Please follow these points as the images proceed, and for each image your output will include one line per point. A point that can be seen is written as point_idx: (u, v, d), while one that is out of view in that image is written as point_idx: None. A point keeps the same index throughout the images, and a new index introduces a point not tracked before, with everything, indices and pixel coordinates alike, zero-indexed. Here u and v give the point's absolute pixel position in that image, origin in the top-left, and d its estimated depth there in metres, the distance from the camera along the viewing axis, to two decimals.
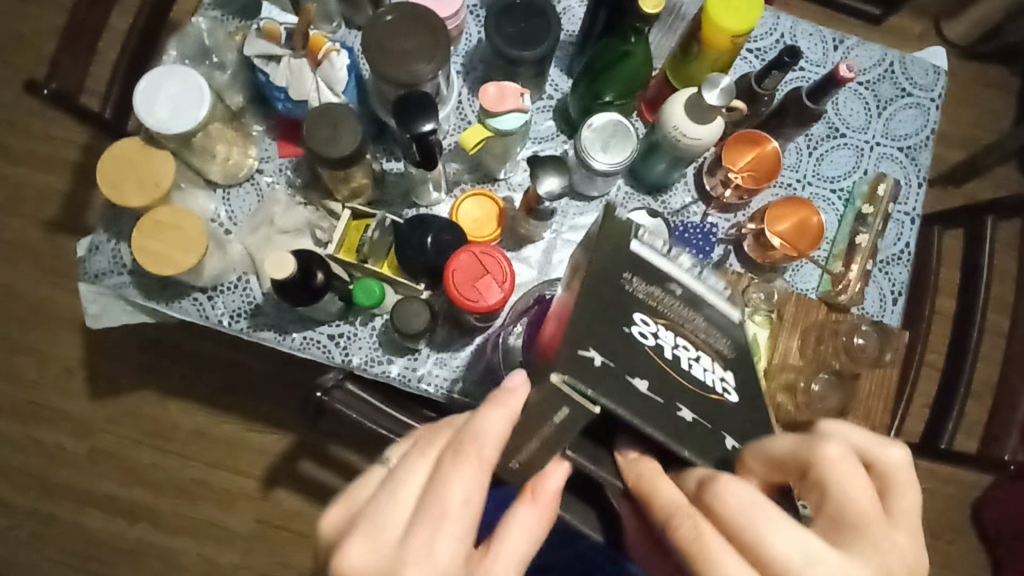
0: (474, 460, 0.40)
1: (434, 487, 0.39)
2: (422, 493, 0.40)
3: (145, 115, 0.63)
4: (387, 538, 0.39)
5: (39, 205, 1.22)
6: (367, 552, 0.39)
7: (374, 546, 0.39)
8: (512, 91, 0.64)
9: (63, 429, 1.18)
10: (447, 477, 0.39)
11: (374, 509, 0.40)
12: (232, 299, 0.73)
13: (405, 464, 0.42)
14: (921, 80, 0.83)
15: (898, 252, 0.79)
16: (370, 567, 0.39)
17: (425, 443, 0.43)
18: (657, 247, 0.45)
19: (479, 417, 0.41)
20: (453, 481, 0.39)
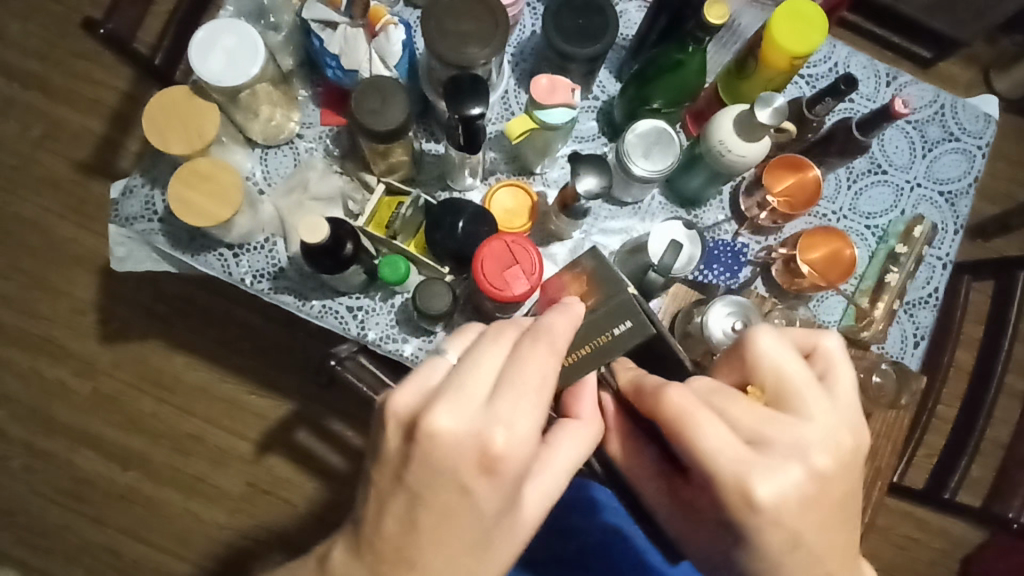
0: (552, 348, 0.45)
1: (520, 364, 0.43)
2: (504, 370, 0.43)
3: (198, 64, 0.63)
4: (473, 403, 0.42)
5: (72, 144, 1.23)
6: (462, 414, 0.41)
7: (465, 405, 0.42)
8: (564, 85, 0.64)
9: (69, 368, 1.19)
10: (528, 357, 0.44)
11: (459, 378, 0.43)
12: (257, 259, 0.74)
13: (481, 344, 0.45)
14: (970, 126, 0.82)
15: (926, 296, 0.78)
16: (459, 427, 0.41)
17: (493, 330, 0.46)
18: None
19: (548, 319, 0.46)
20: (536, 363, 0.44)
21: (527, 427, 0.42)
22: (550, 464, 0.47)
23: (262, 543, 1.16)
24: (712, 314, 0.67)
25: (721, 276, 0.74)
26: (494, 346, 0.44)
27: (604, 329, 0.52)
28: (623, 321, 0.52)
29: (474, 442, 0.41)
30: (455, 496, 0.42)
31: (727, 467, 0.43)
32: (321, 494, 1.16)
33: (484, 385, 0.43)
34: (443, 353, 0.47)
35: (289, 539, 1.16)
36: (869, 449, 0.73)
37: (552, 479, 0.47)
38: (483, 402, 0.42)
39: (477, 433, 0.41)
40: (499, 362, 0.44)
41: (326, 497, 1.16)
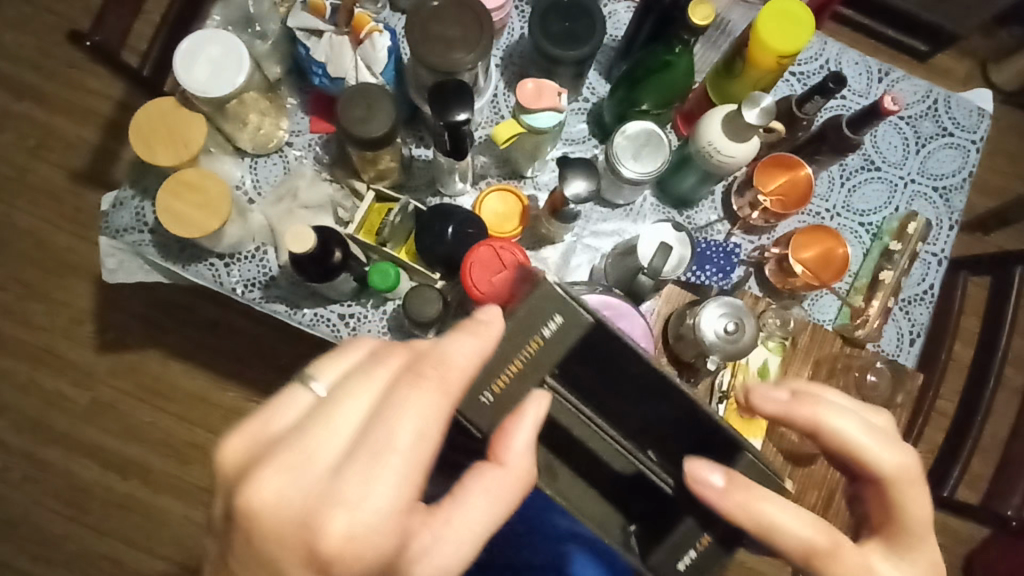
0: (431, 394, 0.39)
1: (389, 411, 0.38)
2: (368, 410, 0.39)
3: (183, 75, 0.63)
4: (319, 461, 0.37)
5: (69, 154, 1.23)
6: (292, 476, 0.37)
7: (302, 472, 0.37)
8: (551, 89, 0.64)
9: (68, 378, 1.20)
10: (398, 408, 0.38)
11: (315, 424, 0.38)
12: (248, 268, 0.74)
13: (354, 372, 0.40)
14: (964, 121, 0.81)
15: (921, 292, 0.78)
16: (285, 496, 0.37)
17: (378, 355, 0.41)
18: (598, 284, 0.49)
19: (445, 344, 0.40)
20: (405, 406, 0.38)
21: (376, 504, 0.36)
22: (457, 528, 0.39)
23: None
24: (705, 314, 0.67)
25: (713, 277, 0.74)
26: (371, 374, 0.40)
27: (536, 331, 0.45)
28: (556, 314, 0.45)
29: (313, 511, 0.36)
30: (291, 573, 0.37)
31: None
32: None
33: (338, 431, 0.38)
34: (310, 379, 0.41)
35: None
36: None
37: (454, 540, 0.39)
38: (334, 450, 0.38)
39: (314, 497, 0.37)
40: (371, 400, 0.39)
41: None
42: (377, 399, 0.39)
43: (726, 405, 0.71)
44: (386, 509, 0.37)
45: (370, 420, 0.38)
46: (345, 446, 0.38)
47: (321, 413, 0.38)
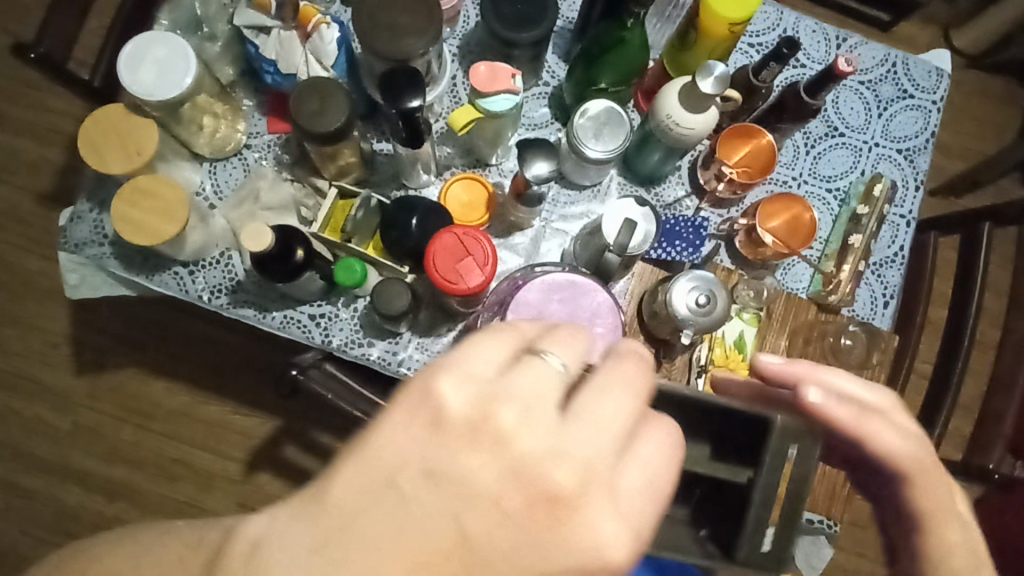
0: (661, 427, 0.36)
1: (630, 445, 0.35)
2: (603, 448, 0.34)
3: (129, 79, 0.62)
4: (547, 510, 0.33)
5: (33, 176, 1.21)
6: (505, 529, 0.32)
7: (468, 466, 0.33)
8: (505, 71, 0.63)
9: (47, 403, 1.17)
10: (640, 446, 0.35)
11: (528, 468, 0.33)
12: (214, 274, 0.72)
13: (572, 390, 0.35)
14: (923, 82, 0.82)
15: (891, 255, 0.78)
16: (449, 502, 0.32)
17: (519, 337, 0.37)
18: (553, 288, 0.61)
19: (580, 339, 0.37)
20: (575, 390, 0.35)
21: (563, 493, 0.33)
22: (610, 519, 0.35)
23: None
24: (676, 289, 0.67)
25: (683, 253, 0.73)
26: (599, 411, 0.34)
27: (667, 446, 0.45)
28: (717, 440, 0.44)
29: (522, 547, 0.32)
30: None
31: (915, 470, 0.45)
32: None
33: (579, 481, 0.33)
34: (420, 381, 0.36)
35: None
36: None
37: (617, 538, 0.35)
38: (591, 477, 0.33)
39: (539, 543, 0.32)
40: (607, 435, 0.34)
41: None
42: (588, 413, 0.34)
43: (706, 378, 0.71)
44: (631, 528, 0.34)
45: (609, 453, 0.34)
46: (584, 497, 0.33)
47: (526, 460, 0.33)
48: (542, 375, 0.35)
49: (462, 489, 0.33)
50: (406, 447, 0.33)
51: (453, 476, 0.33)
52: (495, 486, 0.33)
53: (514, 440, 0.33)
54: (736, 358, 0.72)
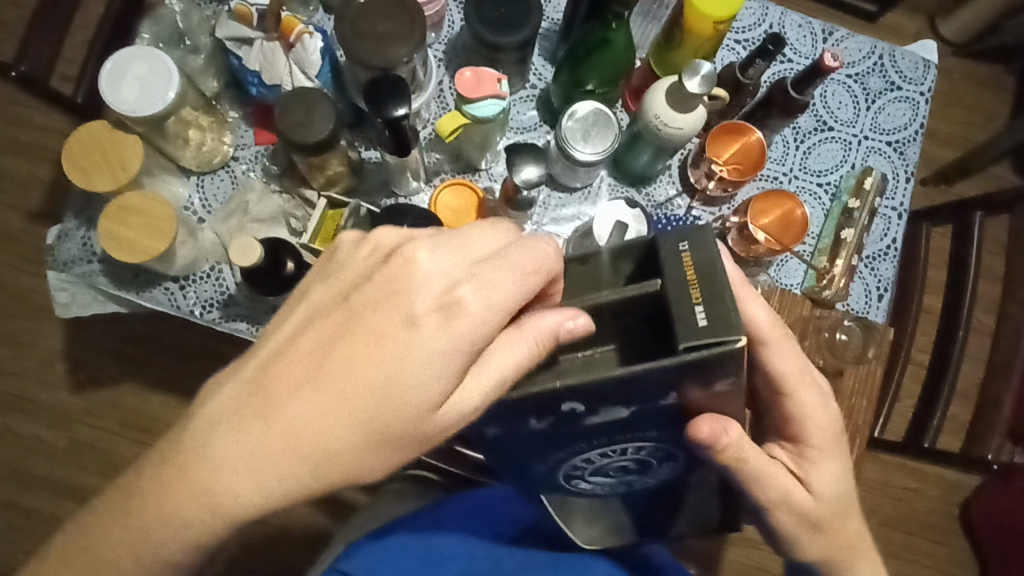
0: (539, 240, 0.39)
1: (503, 254, 0.38)
2: (469, 253, 0.38)
3: (111, 96, 0.62)
4: (419, 296, 0.37)
5: (21, 192, 1.20)
6: (378, 331, 0.37)
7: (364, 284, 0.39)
8: (490, 76, 0.63)
9: (43, 421, 1.17)
10: (512, 251, 0.38)
11: (403, 271, 0.38)
12: (205, 289, 0.72)
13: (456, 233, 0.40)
14: (910, 73, 0.82)
15: (884, 248, 0.78)
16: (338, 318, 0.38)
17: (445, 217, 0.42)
18: None
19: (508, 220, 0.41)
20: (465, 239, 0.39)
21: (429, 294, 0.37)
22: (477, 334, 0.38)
23: None
24: None
25: None
26: (477, 234, 0.39)
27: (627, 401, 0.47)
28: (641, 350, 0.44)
29: (400, 336, 0.37)
30: (370, 395, 0.36)
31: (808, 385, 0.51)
32: None
33: (445, 274, 0.38)
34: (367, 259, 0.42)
35: None
36: (845, 407, 0.73)
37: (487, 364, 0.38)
38: (456, 268, 0.38)
39: (412, 328, 0.37)
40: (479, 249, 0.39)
41: None
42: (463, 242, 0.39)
43: None
44: (496, 317, 0.37)
45: (478, 257, 0.38)
46: (449, 285, 0.37)
47: (401, 261, 0.38)
48: (426, 228, 0.40)
49: (354, 301, 0.39)
50: (317, 290, 0.40)
51: (352, 290, 0.39)
52: (377, 300, 0.38)
53: (393, 257, 0.39)
54: None
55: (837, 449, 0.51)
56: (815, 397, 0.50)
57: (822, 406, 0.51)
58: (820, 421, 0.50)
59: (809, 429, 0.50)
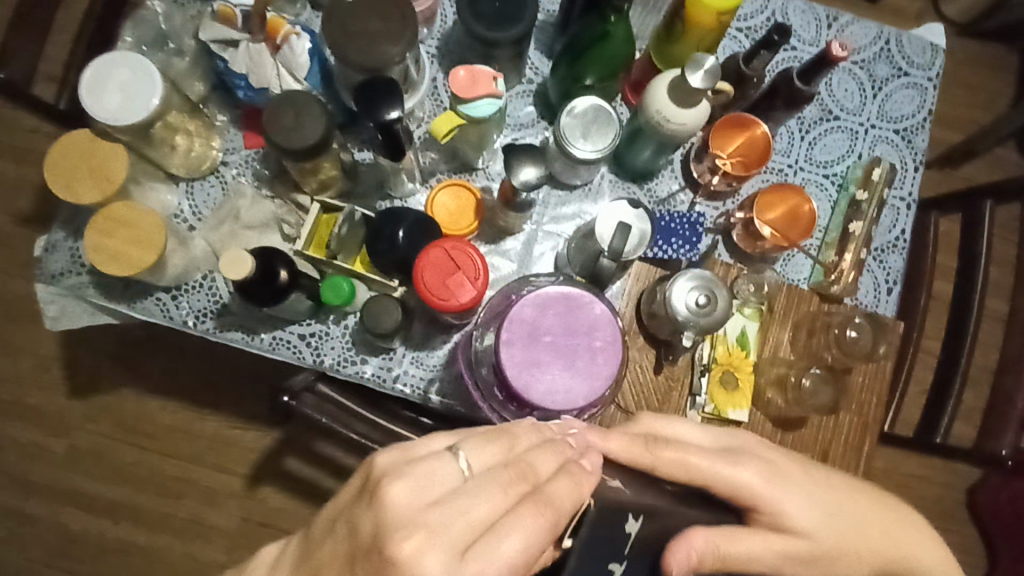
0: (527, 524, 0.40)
1: (490, 534, 0.40)
2: (458, 527, 0.39)
3: (93, 104, 0.60)
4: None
5: (11, 197, 1.17)
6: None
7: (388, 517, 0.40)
8: (485, 74, 0.61)
9: (42, 429, 1.15)
10: (498, 533, 0.40)
11: (387, 513, 0.40)
12: (198, 298, 0.70)
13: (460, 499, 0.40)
14: (917, 58, 0.79)
15: (893, 240, 0.76)
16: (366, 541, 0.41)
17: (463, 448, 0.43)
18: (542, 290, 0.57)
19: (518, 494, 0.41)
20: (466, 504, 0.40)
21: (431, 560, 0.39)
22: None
23: None
24: (675, 288, 0.65)
25: (680, 250, 0.71)
26: (468, 505, 0.40)
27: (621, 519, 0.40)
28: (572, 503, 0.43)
29: None
30: None
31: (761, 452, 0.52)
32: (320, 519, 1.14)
33: (438, 542, 0.39)
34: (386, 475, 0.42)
35: None
36: (855, 404, 0.71)
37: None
38: (444, 551, 0.39)
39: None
40: (473, 514, 0.40)
41: None
42: (468, 516, 0.40)
43: (709, 377, 0.70)
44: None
45: (466, 547, 0.39)
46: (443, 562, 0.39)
47: (394, 528, 0.40)
48: (437, 471, 0.41)
49: (361, 561, 0.40)
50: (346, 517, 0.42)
51: (362, 546, 0.41)
52: (379, 556, 0.39)
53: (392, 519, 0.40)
54: (738, 355, 0.71)
55: (807, 480, 0.52)
56: (725, 462, 0.49)
57: (740, 464, 0.50)
58: (747, 480, 0.50)
59: (748, 490, 0.49)
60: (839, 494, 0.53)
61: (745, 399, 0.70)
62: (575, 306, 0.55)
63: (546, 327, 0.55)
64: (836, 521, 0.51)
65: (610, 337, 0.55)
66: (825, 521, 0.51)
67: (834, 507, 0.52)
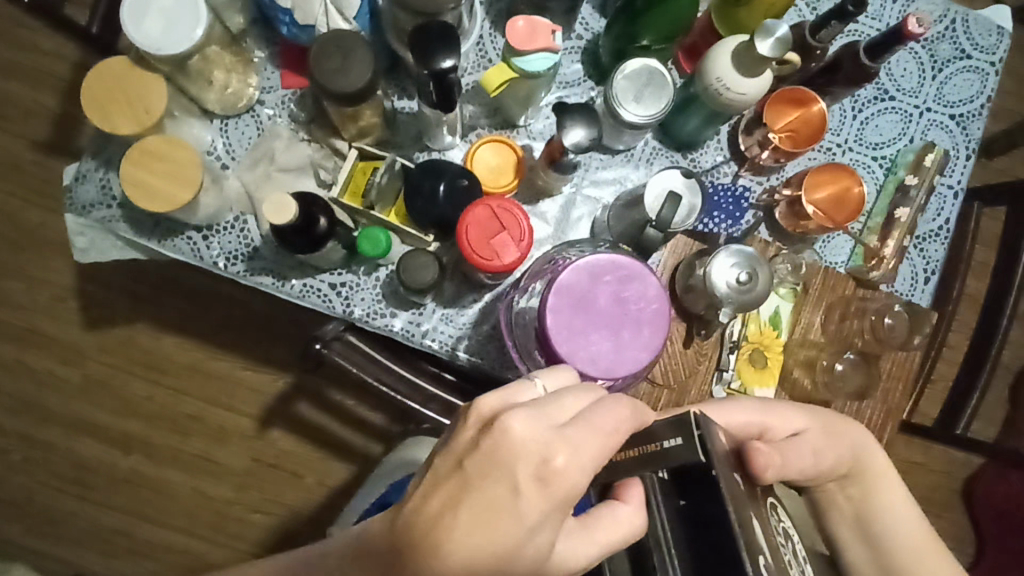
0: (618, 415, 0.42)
1: (592, 417, 0.41)
2: (557, 417, 0.41)
3: (134, 31, 0.57)
4: (523, 468, 0.40)
5: (29, 122, 1.15)
6: (501, 474, 0.40)
7: (503, 430, 0.40)
8: (544, 26, 0.58)
9: (57, 357, 1.16)
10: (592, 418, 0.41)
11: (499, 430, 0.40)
12: (229, 239, 0.69)
13: (559, 399, 0.42)
14: (982, 40, 0.76)
15: (936, 229, 0.75)
16: (479, 460, 0.40)
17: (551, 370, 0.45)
18: (586, 251, 0.58)
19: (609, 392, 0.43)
20: (564, 401, 0.42)
21: (554, 446, 0.40)
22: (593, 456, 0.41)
23: (273, 516, 1.15)
24: (717, 265, 0.64)
25: (722, 224, 0.70)
26: (561, 402, 0.42)
27: (658, 437, 0.42)
28: (676, 433, 0.41)
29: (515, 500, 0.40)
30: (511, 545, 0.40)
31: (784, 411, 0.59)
32: (328, 465, 1.16)
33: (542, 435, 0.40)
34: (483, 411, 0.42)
35: (300, 511, 1.15)
36: (881, 390, 0.71)
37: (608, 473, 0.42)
38: (548, 436, 0.40)
39: (524, 491, 0.40)
40: (569, 411, 0.42)
41: (336, 466, 1.16)
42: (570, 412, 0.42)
43: (738, 355, 0.69)
44: (590, 475, 0.41)
45: (569, 421, 0.41)
46: (553, 445, 0.40)
47: (501, 432, 0.40)
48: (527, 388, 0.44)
49: (468, 468, 0.41)
50: (453, 459, 0.41)
51: (461, 454, 0.41)
52: (489, 458, 0.40)
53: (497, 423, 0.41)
54: (770, 335, 0.71)
55: (824, 427, 0.59)
56: (725, 403, 0.57)
57: (739, 404, 0.57)
58: (749, 418, 0.57)
59: (753, 425, 0.57)
60: (839, 424, 0.60)
61: (772, 377, 0.71)
62: (626, 277, 0.55)
63: (597, 297, 0.54)
64: (836, 434, 0.59)
65: (656, 311, 0.55)
66: (826, 438, 0.59)
67: (831, 423, 0.60)
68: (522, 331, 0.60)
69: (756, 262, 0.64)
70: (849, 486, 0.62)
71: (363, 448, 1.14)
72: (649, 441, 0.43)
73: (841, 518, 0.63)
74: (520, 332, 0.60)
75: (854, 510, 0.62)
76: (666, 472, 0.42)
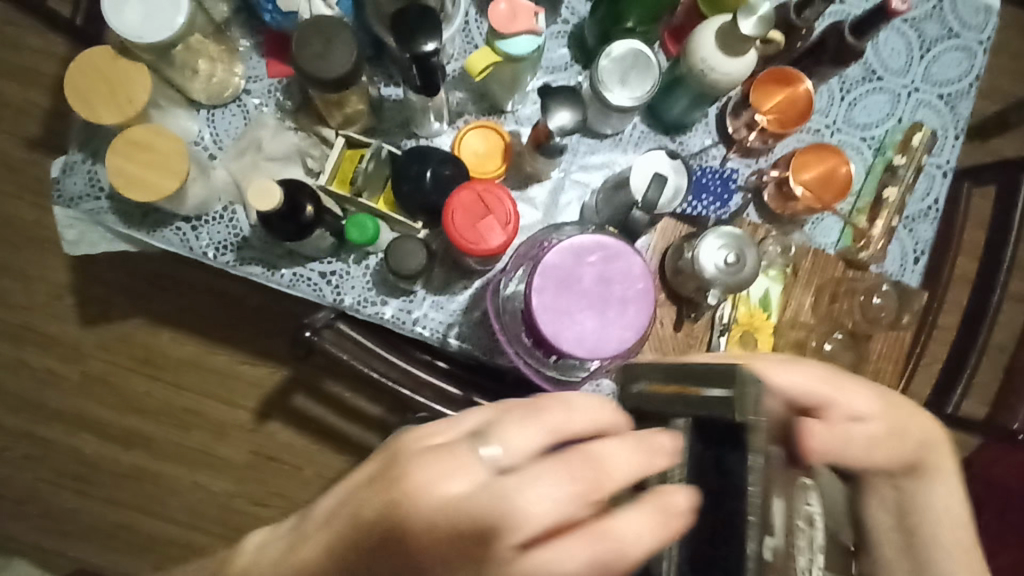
0: (440, 454, 0.36)
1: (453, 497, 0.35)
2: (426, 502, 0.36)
3: (115, 20, 0.57)
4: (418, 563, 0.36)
5: (19, 119, 1.15)
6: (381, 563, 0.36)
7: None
8: (526, 9, 0.58)
9: (54, 354, 1.16)
10: (433, 469, 0.35)
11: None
12: (218, 229, 0.69)
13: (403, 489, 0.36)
14: (970, 19, 0.76)
15: (925, 209, 0.75)
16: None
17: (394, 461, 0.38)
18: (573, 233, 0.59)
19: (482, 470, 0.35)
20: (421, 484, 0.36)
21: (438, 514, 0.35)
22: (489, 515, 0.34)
23: (274, 509, 1.16)
24: (705, 247, 0.64)
25: (710, 207, 0.71)
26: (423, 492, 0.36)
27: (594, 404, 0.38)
28: (723, 385, 0.35)
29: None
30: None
31: (839, 390, 0.52)
32: (326, 457, 1.16)
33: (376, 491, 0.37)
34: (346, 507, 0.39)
35: (298, 503, 1.16)
36: (872, 373, 0.71)
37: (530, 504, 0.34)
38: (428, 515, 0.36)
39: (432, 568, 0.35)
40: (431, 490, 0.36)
41: (334, 457, 1.16)
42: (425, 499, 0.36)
43: (729, 336, 0.70)
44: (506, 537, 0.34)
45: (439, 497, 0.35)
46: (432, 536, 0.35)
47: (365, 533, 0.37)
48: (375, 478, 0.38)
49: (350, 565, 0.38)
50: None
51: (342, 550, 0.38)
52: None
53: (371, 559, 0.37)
54: (760, 316, 0.71)
55: (890, 413, 0.53)
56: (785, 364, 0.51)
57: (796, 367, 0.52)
58: (797, 382, 0.51)
59: (802, 389, 0.51)
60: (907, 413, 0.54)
61: None
62: (611, 257, 0.55)
63: (582, 277, 0.54)
64: (903, 428, 0.53)
65: (641, 291, 0.55)
66: (891, 432, 0.52)
67: (899, 411, 0.53)
68: (510, 313, 0.60)
69: (749, 246, 0.65)
70: (906, 479, 0.53)
71: (360, 440, 1.14)
72: (678, 384, 0.39)
73: (884, 521, 0.54)
74: (507, 318, 0.60)
75: (896, 504, 0.54)
76: (695, 420, 0.37)
